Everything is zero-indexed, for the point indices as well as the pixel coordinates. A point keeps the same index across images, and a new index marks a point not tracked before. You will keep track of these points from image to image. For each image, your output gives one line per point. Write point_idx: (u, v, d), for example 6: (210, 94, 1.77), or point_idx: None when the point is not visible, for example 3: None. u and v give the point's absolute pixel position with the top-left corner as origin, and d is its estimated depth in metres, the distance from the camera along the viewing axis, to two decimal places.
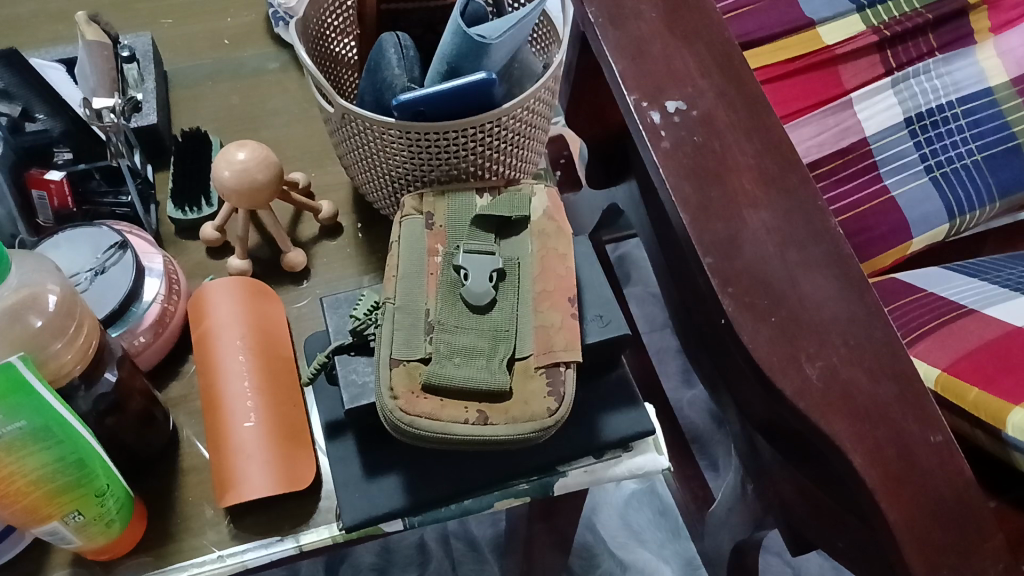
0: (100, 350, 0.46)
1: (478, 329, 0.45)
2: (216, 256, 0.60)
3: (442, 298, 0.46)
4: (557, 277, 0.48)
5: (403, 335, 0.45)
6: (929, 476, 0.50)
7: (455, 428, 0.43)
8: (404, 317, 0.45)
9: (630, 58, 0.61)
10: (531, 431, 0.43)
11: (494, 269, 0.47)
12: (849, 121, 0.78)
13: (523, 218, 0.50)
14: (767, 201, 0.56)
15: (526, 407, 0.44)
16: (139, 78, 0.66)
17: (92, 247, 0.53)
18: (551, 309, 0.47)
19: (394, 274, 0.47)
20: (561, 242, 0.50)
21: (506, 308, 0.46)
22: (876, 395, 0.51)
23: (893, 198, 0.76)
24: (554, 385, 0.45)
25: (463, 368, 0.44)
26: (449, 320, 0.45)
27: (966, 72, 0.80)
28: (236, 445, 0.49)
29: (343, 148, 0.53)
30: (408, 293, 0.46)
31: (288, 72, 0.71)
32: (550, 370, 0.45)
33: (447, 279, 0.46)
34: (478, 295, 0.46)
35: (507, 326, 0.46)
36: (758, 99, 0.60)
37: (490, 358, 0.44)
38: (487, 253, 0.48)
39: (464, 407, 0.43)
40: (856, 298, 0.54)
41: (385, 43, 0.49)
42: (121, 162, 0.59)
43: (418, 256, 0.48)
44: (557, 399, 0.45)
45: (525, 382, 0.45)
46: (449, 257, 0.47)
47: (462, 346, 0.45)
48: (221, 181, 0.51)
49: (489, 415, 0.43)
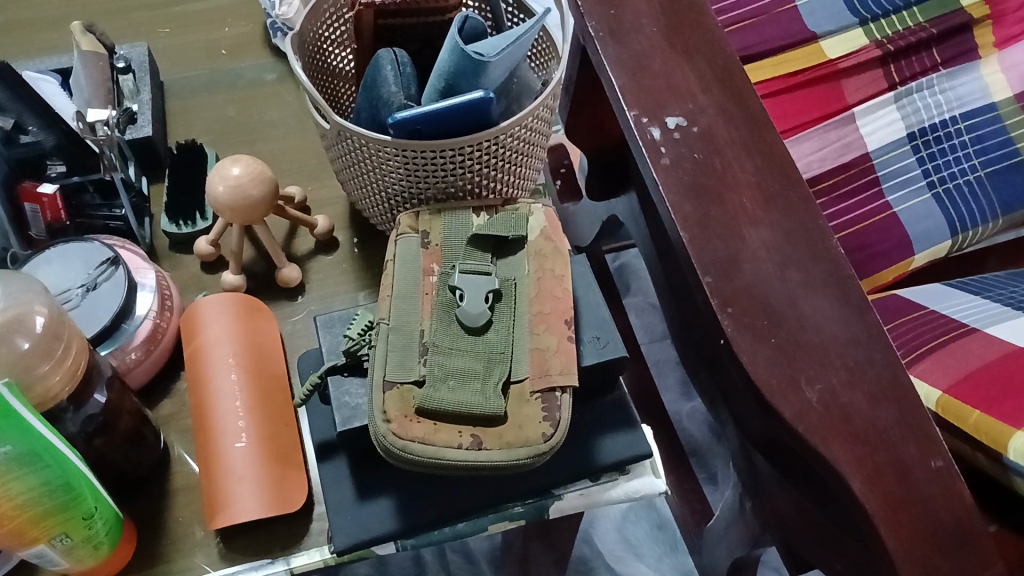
0: (88, 371, 0.45)
1: (473, 352, 0.45)
2: (210, 271, 0.60)
3: (437, 319, 0.45)
4: (553, 297, 0.48)
5: (397, 356, 0.44)
6: (929, 502, 0.49)
7: (447, 453, 0.42)
8: (398, 339, 0.45)
9: (630, 73, 0.61)
10: (524, 457, 0.43)
11: (491, 290, 0.46)
12: (851, 136, 0.77)
13: (521, 237, 0.49)
14: (767, 219, 0.56)
15: (521, 432, 0.43)
16: (135, 89, 0.66)
17: (84, 263, 0.52)
18: (547, 332, 0.47)
19: (389, 294, 0.47)
20: (558, 262, 0.49)
21: (502, 330, 0.46)
22: (875, 419, 0.51)
23: (895, 214, 0.75)
24: (550, 410, 0.44)
25: (457, 391, 0.43)
26: (444, 342, 0.45)
27: (970, 87, 0.80)
28: (227, 465, 0.48)
29: (339, 164, 0.52)
30: (402, 314, 0.46)
31: (285, 82, 0.70)
32: (546, 394, 0.45)
33: (443, 299, 0.46)
34: (474, 316, 0.45)
35: (502, 348, 0.45)
36: (759, 115, 0.60)
37: (485, 381, 0.44)
38: (484, 273, 0.47)
39: (458, 431, 0.43)
40: (856, 319, 0.53)
41: (381, 60, 0.48)
42: (114, 175, 0.59)
43: (413, 276, 0.47)
44: (553, 424, 0.44)
45: (520, 407, 0.44)
46: (444, 276, 0.47)
47: (457, 368, 0.44)
48: (215, 197, 0.51)
49: (483, 440, 0.43)
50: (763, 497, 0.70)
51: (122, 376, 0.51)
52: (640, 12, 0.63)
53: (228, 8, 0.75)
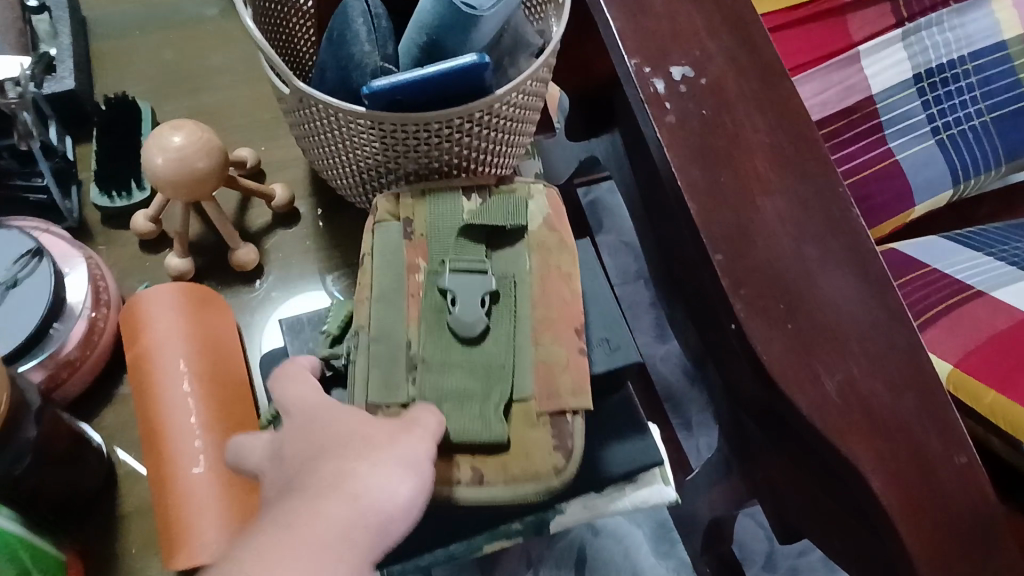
0: (13, 408, 0.41)
1: (469, 367, 0.44)
2: (152, 252, 0.55)
3: (424, 326, 0.45)
4: (559, 299, 0.48)
5: (381, 371, 0.44)
6: (953, 500, 0.46)
7: (448, 490, 0.42)
8: (385, 349, 0.45)
9: (630, 14, 0.53)
10: (533, 490, 0.43)
11: (486, 292, 0.45)
12: (854, 78, 0.71)
13: (519, 226, 0.48)
14: (782, 187, 0.50)
15: (528, 462, 0.44)
16: (52, 32, 0.57)
17: (3, 256, 0.47)
18: (555, 342, 0.46)
19: (368, 296, 0.46)
20: (564, 257, 0.49)
21: (501, 339, 0.45)
22: (898, 411, 0.47)
23: (898, 161, 0.70)
24: (559, 434, 0.45)
25: (453, 416, 0.43)
26: (434, 357, 0.44)
27: (979, 25, 0.74)
28: (186, 492, 0.46)
29: (299, 131, 0.45)
30: (386, 324, 0.45)
31: (230, 19, 0.64)
32: (553, 418, 0.45)
33: (433, 302, 0.45)
34: (468, 325, 0.44)
35: (503, 361, 0.45)
36: (773, 64, 0.53)
37: (484, 403, 0.43)
38: (478, 272, 0.46)
39: (458, 463, 0.43)
40: (878, 300, 0.49)
41: (352, 11, 0.40)
42: (32, 143, 0.51)
43: (396, 273, 0.46)
44: (564, 455, 0.44)
45: (526, 431, 0.44)
46: (434, 276, 0.46)
47: (452, 390, 0.43)
48: (152, 170, 0.43)
49: (484, 473, 0.43)
50: (756, 465, 0.67)
51: (53, 389, 0.48)
52: None
53: None
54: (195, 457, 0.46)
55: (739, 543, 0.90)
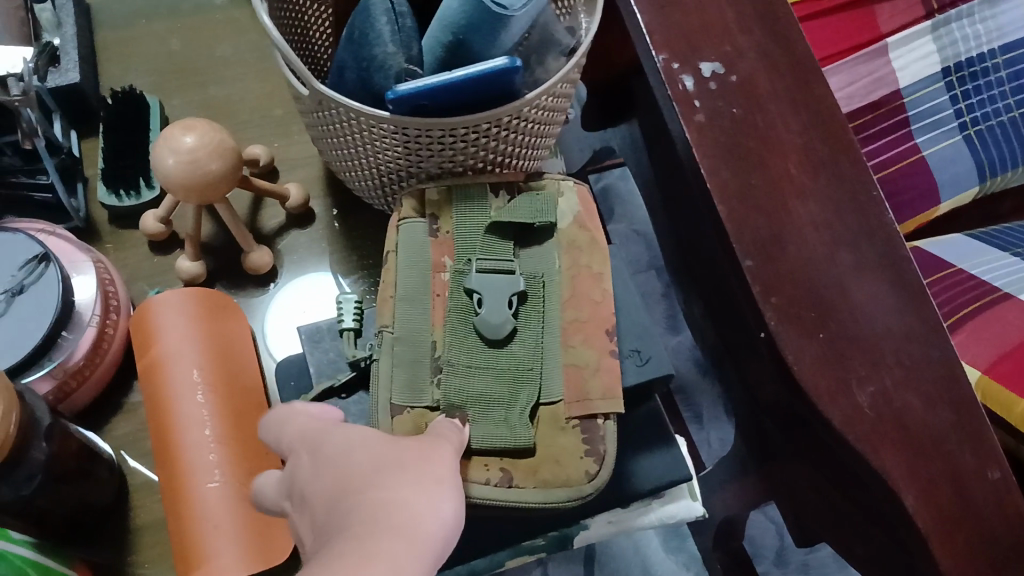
0: (25, 431, 0.40)
1: (495, 372, 0.44)
2: (162, 250, 0.54)
3: (449, 329, 0.44)
4: (588, 301, 0.47)
5: (406, 374, 0.44)
6: (986, 517, 0.45)
7: (476, 491, 0.42)
8: (408, 353, 0.44)
9: (658, 5, 0.51)
10: (565, 498, 0.43)
11: (514, 293, 0.45)
12: (883, 70, 0.69)
13: (548, 224, 0.47)
14: (815, 190, 0.48)
15: (560, 468, 0.43)
16: (56, 22, 0.55)
17: (9, 263, 0.46)
18: (585, 346, 0.46)
19: (392, 295, 0.45)
20: (594, 256, 0.48)
21: (527, 343, 0.45)
22: (931, 425, 0.45)
23: (925, 157, 0.69)
24: (591, 439, 0.44)
25: (479, 422, 0.43)
26: (460, 360, 0.44)
27: (1012, 16, 0.71)
28: (200, 508, 0.45)
29: (317, 132, 0.43)
30: (409, 327, 0.45)
31: (239, 5, 0.62)
32: (585, 423, 0.44)
33: (460, 303, 0.45)
34: (496, 327, 0.44)
35: (530, 365, 0.44)
36: (806, 60, 0.51)
37: (509, 408, 0.43)
38: (505, 272, 0.45)
39: (486, 465, 0.42)
40: (912, 308, 0.47)
41: (375, 9, 0.38)
42: (36, 141, 0.48)
43: (421, 274, 0.46)
44: (596, 459, 0.44)
45: (556, 436, 0.44)
46: (460, 276, 0.45)
47: (477, 393, 0.43)
48: (163, 171, 0.41)
49: (513, 476, 0.43)
50: (774, 467, 0.66)
51: (60, 401, 0.47)
52: None
53: None
54: (210, 471, 0.45)
55: (751, 538, 0.89)
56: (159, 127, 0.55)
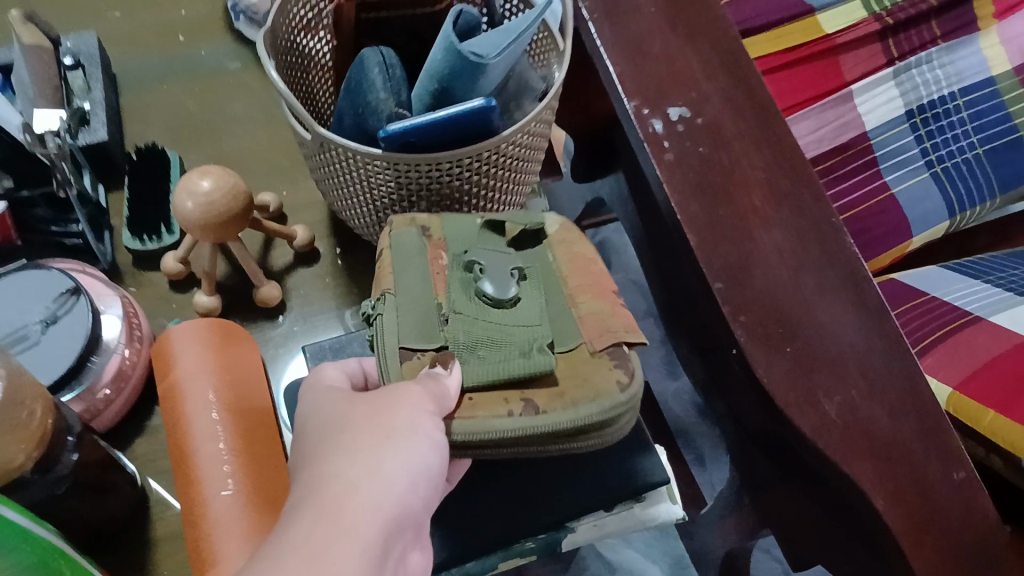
0: (54, 433, 0.41)
1: (505, 328, 0.44)
2: (180, 289, 0.58)
3: (451, 287, 0.45)
4: (588, 274, 0.50)
5: (416, 320, 0.44)
6: (952, 517, 0.47)
7: (493, 423, 0.41)
8: (417, 306, 0.44)
9: (630, 59, 0.56)
10: (596, 411, 0.42)
11: (516, 265, 0.47)
12: (849, 115, 0.74)
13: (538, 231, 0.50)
14: (779, 220, 0.52)
15: (589, 384, 0.43)
16: (86, 86, 0.61)
17: (41, 295, 0.49)
18: (596, 299, 0.48)
19: (388, 270, 0.46)
20: (585, 246, 0.52)
21: (531, 306, 0.46)
22: (896, 434, 0.48)
23: (893, 195, 0.73)
24: (620, 362, 0.45)
25: (490, 360, 0.43)
26: (465, 310, 0.45)
27: (968, 61, 0.76)
28: (213, 515, 0.45)
29: (319, 172, 0.48)
30: (411, 289, 0.45)
31: (250, 70, 0.68)
32: (611, 350, 0.46)
33: (460, 277, 0.46)
34: (500, 289, 0.45)
35: (539, 320, 0.45)
36: (767, 104, 0.56)
37: (526, 350, 0.43)
38: (502, 253, 0.47)
39: (504, 400, 0.42)
40: (874, 326, 0.50)
41: (368, 61, 0.43)
42: (69, 191, 0.53)
43: (419, 258, 0.46)
44: (625, 374, 0.44)
45: (585, 365, 0.44)
46: (455, 257, 0.47)
47: (485, 337, 0.44)
48: (183, 214, 0.45)
49: (536, 404, 0.42)
50: (765, 493, 0.69)
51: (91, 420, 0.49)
52: None
53: None
54: (222, 481, 0.46)
55: None
56: (179, 179, 0.60)
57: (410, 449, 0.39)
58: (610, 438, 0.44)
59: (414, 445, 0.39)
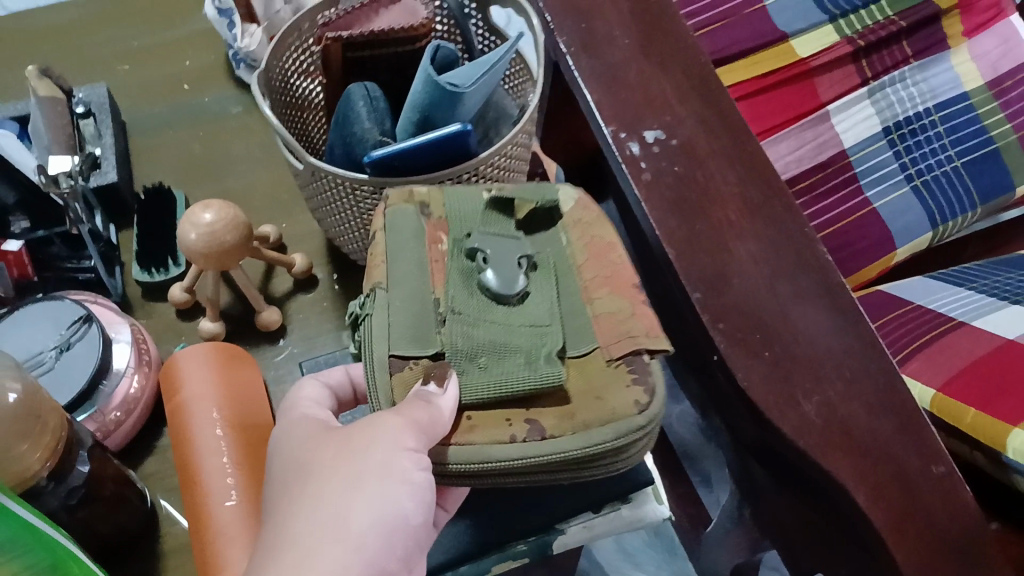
0: (68, 443, 0.45)
1: (511, 327, 0.44)
2: (186, 318, 0.61)
3: (452, 284, 0.44)
4: (606, 263, 0.50)
5: (412, 321, 0.42)
6: (932, 510, 0.49)
7: (496, 450, 0.40)
8: (412, 304, 0.43)
9: (606, 87, 0.59)
10: (609, 436, 0.42)
11: (523, 256, 0.46)
12: (827, 134, 0.77)
13: (550, 208, 0.51)
14: (753, 231, 0.55)
15: (604, 404, 0.43)
16: (97, 133, 0.66)
17: (55, 323, 0.52)
18: (617, 296, 0.48)
19: (381, 259, 0.45)
20: (603, 229, 0.51)
21: (540, 301, 0.45)
22: (874, 430, 0.50)
23: (876, 209, 0.75)
24: (639, 374, 0.44)
25: (490, 370, 0.42)
26: (466, 311, 0.43)
27: (941, 78, 0.79)
28: (217, 525, 0.48)
29: (314, 202, 0.53)
30: (406, 284, 0.44)
31: (251, 113, 0.72)
32: (630, 360, 0.45)
33: (462, 266, 0.45)
34: (504, 284, 0.45)
35: (548, 321, 0.44)
36: (738, 123, 0.59)
37: (529, 357, 0.43)
38: (509, 240, 0.47)
39: (508, 422, 0.41)
40: (849, 328, 0.52)
41: (353, 95, 0.49)
42: (81, 228, 0.57)
43: (420, 245, 0.46)
44: (645, 393, 0.43)
45: (601, 377, 0.44)
46: (458, 243, 0.46)
47: (486, 341, 0.43)
48: (186, 245, 0.49)
49: (544, 428, 0.41)
50: (762, 503, 0.70)
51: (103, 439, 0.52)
52: (612, 22, 0.62)
53: (190, 40, 0.77)
54: (225, 492, 0.49)
55: None
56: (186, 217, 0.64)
57: (372, 490, 0.41)
58: (625, 463, 0.43)
59: (376, 484, 0.41)
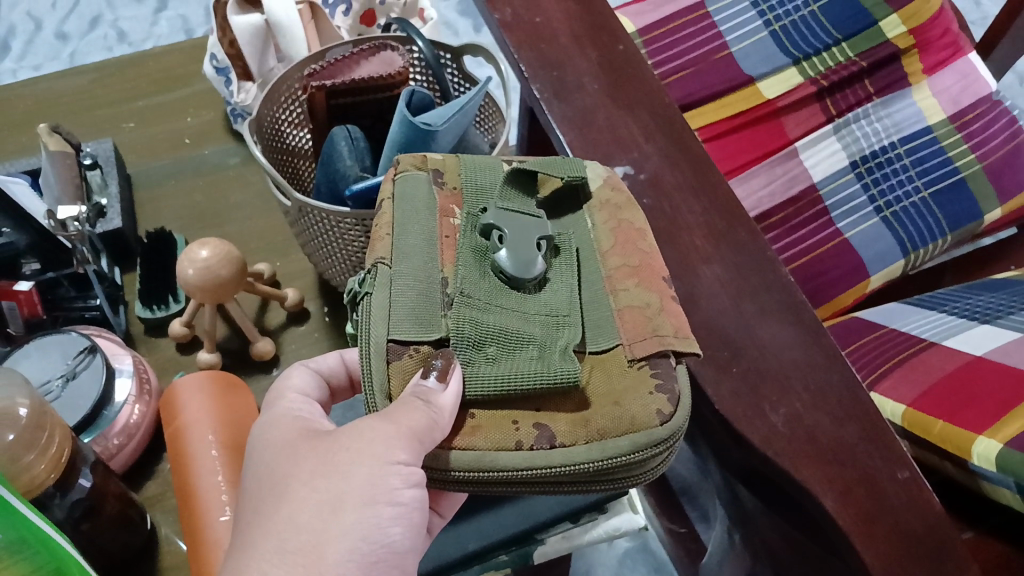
0: (73, 457, 0.49)
1: (524, 315, 0.44)
2: (185, 352, 0.66)
3: (463, 264, 0.44)
4: (637, 252, 0.51)
5: (421, 304, 0.42)
6: (900, 511, 0.49)
7: (501, 457, 0.41)
8: (417, 283, 0.43)
9: (577, 128, 0.63)
10: (627, 444, 0.42)
11: (542, 236, 0.46)
12: (797, 170, 0.81)
13: (579, 180, 0.51)
14: (719, 255, 0.58)
15: (621, 408, 0.43)
16: (103, 183, 0.70)
17: (62, 353, 0.57)
18: (648, 290, 0.49)
19: (386, 234, 0.45)
20: (633, 214, 0.53)
21: (558, 294, 0.46)
22: (840, 436, 0.52)
23: (847, 238, 0.79)
24: (664, 381, 0.45)
25: (497, 366, 0.42)
26: (475, 297, 0.43)
27: (905, 113, 0.84)
28: (213, 539, 0.51)
29: (305, 238, 0.58)
30: (410, 263, 0.44)
31: (249, 165, 0.77)
32: (656, 360, 0.46)
33: (477, 245, 0.46)
34: (522, 265, 0.45)
35: (566, 311, 0.45)
36: (701, 159, 0.63)
37: (542, 348, 0.43)
38: (530, 217, 0.47)
39: (514, 427, 0.42)
40: (813, 342, 0.55)
41: (336, 137, 0.55)
42: (87, 268, 0.63)
43: (432, 220, 0.46)
44: (669, 404, 0.44)
45: (623, 374, 0.45)
46: (471, 219, 0.47)
47: (495, 327, 0.43)
48: (185, 279, 0.55)
49: (555, 435, 0.42)
50: (749, 527, 0.71)
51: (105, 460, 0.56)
52: (581, 71, 0.66)
53: (191, 99, 0.83)
54: (221, 509, 0.52)
55: None
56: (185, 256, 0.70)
57: (362, 502, 0.41)
58: (637, 475, 0.44)
59: (365, 496, 0.41)
